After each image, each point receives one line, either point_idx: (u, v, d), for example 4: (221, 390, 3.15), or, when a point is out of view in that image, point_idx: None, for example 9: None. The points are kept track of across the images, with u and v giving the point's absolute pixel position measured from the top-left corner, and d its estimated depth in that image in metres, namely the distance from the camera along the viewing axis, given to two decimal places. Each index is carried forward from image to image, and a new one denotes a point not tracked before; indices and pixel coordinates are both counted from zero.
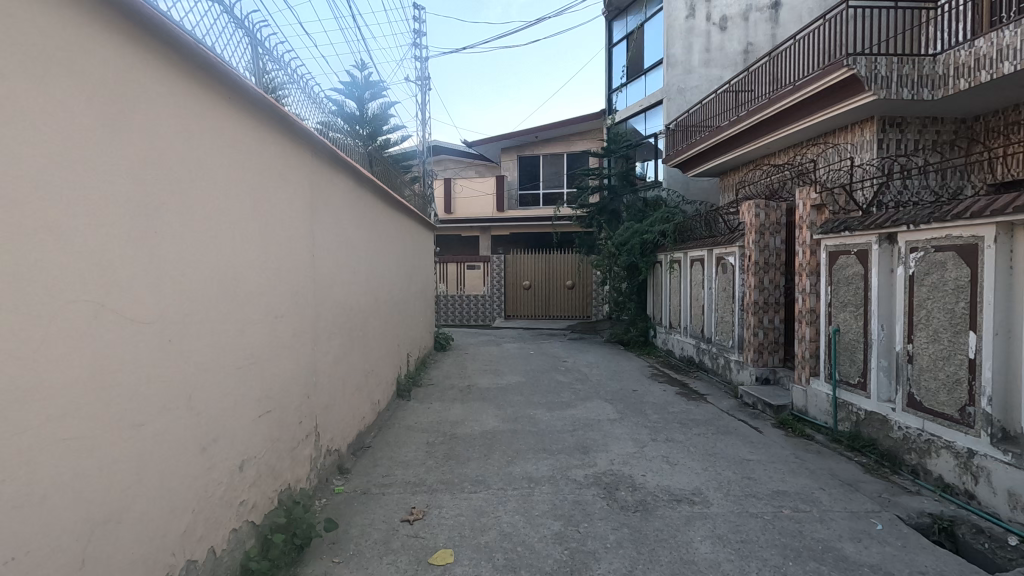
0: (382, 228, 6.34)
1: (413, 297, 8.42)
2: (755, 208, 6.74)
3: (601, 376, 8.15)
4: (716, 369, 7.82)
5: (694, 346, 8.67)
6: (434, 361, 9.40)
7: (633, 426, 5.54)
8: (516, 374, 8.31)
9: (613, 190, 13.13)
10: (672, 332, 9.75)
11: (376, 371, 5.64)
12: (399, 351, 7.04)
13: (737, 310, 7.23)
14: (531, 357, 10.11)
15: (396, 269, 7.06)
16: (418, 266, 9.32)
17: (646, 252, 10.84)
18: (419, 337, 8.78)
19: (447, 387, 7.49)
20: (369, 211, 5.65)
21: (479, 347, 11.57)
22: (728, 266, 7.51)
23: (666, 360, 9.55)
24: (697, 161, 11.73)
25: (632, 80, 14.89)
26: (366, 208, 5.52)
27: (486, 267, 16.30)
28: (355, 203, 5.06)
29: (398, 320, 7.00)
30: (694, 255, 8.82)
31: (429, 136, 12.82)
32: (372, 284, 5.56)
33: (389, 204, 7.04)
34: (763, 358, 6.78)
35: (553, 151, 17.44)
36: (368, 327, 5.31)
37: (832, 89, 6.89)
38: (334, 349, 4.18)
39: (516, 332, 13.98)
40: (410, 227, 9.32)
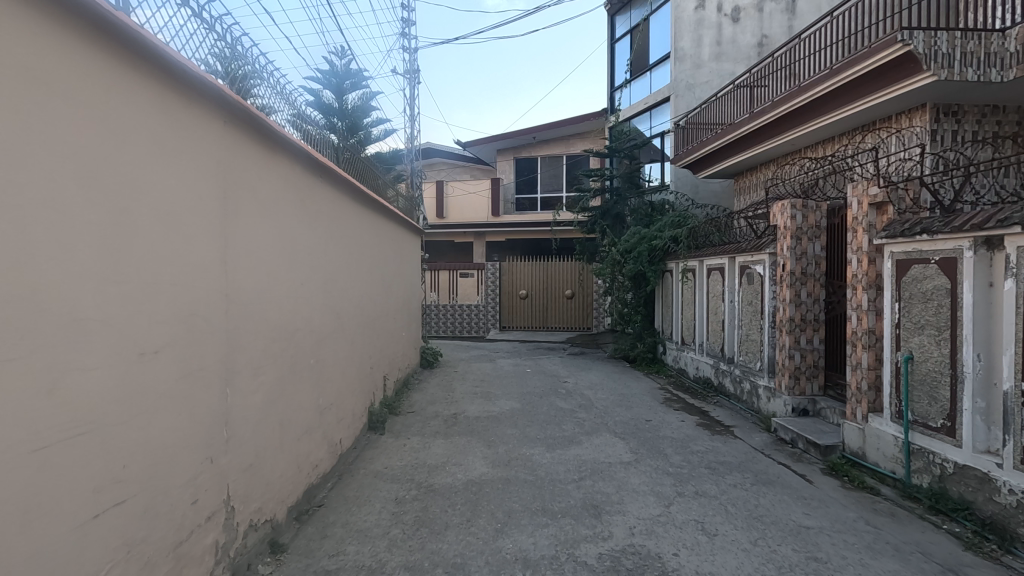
0: (351, 229, 5.30)
1: (393, 310, 7.42)
2: (790, 209, 5.76)
3: (607, 401, 7.12)
4: (740, 395, 6.82)
5: (712, 367, 7.67)
6: (418, 382, 8.36)
7: (652, 473, 4.51)
8: (511, 398, 7.28)
9: (616, 193, 12.15)
10: (684, 350, 8.75)
11: (337, 405, 4.60)
12: (373, 374, 6.02)
13: (766, 327, 6.24)
14: (527, 376, 9.08)
15: (369, 278, 6.03)
16: (401, 275, 8.32)
17: (654, 260, 9.85)
18: (401, 355, 7.76)
19: (429, 415, 6.46)
20: (332, 208, 4.60)
21: (471, 363, 10.55)
22: (755, 277, 6.52)
23: (678, 381, 8.53)
24: (711, 161, 10.77)
25: (636, 77, 13.99)
26: (327, 205, 4.47)
27: (480, 275, 15.31)
28: (309, 196, 4.01)
29: (371, 339, 5.96)
30: (711, 264, 7.84)
31: (417, 133, 11.82)
32: (333, 298, 4.53)
33: (363, 203, 6.02)
34: (800, 385, 5.77)
35: (551, 154, 16.52)
36: (325, 351, 4.27)
37: (878, 71, 5.90)
38: (267, 386, 3.14)
39: (511, 345, 12.96)
40: (393, 231, 8.31)
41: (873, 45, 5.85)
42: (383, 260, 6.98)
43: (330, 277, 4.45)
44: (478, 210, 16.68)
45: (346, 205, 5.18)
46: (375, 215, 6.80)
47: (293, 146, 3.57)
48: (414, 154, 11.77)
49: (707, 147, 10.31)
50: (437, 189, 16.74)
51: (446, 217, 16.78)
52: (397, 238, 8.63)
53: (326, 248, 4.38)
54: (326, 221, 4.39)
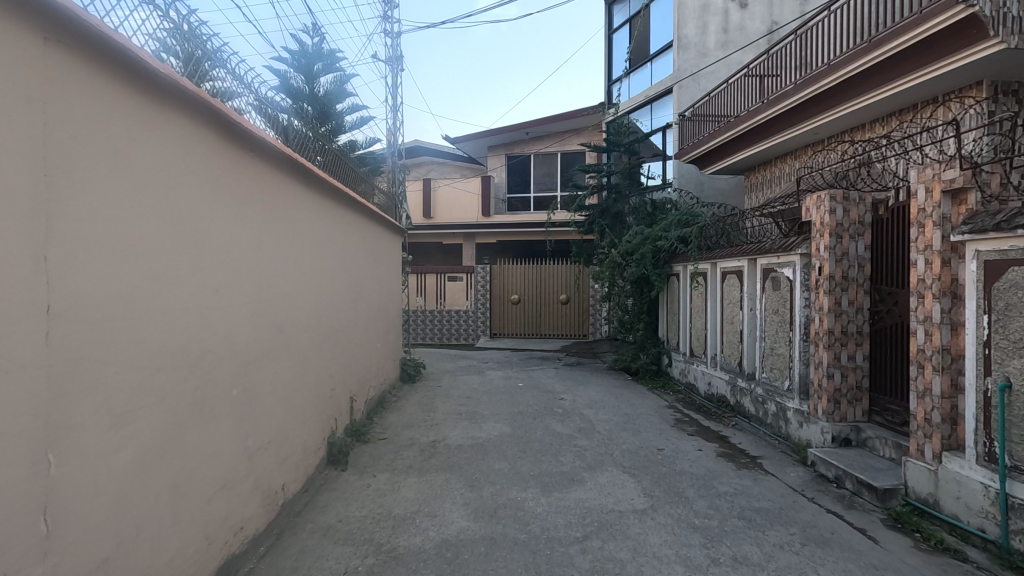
0: (301, 218, 4.30)
1: (365, 319, 6.48)
2: (830, 202, 4.88)
3: (610, 425, 6.20)
4: (764, 417, 5.93)
5: (729, 384, 6.80)
6: (395, 399, 7.41)
7: (674, 528, 3.60)
8: (499, 421, 6.35)
9: (616, 190, 11.18)
10: (695, 365, 7.87)
11: (277, 442, 3.64)
12: (336, 396, 5.07)
13: (797, 341, 5.37)
14: (520, 391, 8.17)
15: (331, 283, 5.09)
16: (376, 279, 7.37)
17: (659, 263, 8.97)
18: (374, 371, 6.80)
19: (404, 443, 5.51)
20: (266, 185, 3.56)
21: (457, 375, 9.61)
22: (782, 281, 5.64)
23: (687, 399, 7.65)
24: (723, 153, 9.93)
25: (635, 69, 13.14)
26: (258, 182, 3.43)
27: (469, 279, 14.39)
28: (226, 167, 2.97)
29: (331, 355, 5.00)
30: (726, 267, 6.98)
31: (399, 125, 10.90)
32: (271, 307, 3.58)
33: (324, 190, 5.04)
34: (841, 411, 4.88)
35: (545, 151, 15.66)
36: (257, 375, 3.32)
37: (933, 39, 5.16)
38: (143, 437, 2.19)
39: (501, 355, 12.04)
40: (368, 228, 7.36)
41: (928, 9, 5.10)
42: (352, 263, 6.06)
43: (266, 281, 3.49)
44: (467, 210, 15.73)
45: (294, 189, 4.17)
46: (342, 208, 5.85)
47: (186, 94, 2.50)
48: (396, 148, 10.86)
49: (723, 136, 9.48)
50: (424, 188, 15.78)
51: (434, 218, 15.80)
52: (374, 238, 7.71)
53: (260, 244, 3.42)
54: (256, 204, 3.38)
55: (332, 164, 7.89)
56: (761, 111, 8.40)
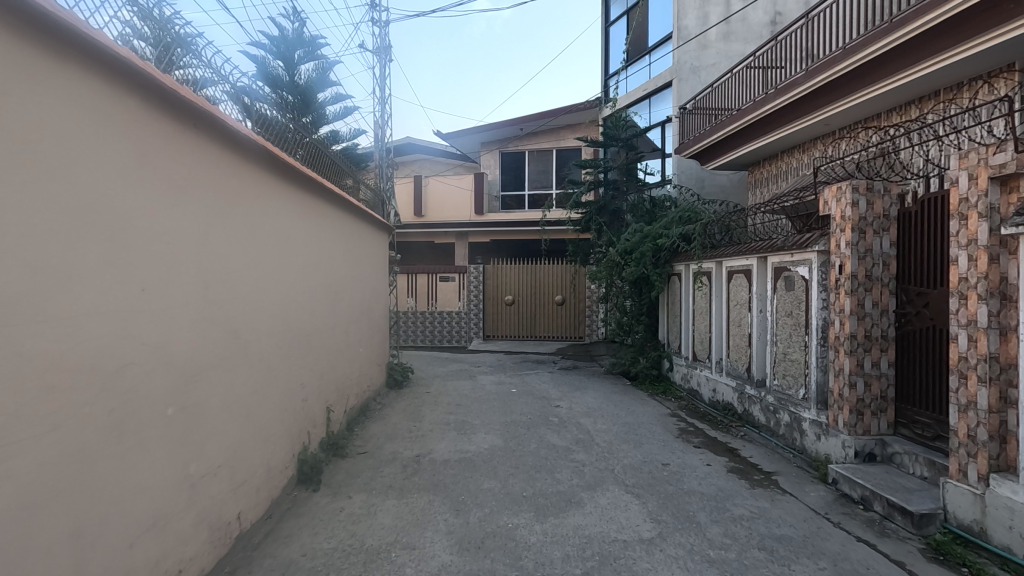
0: (260, 203, 3.75)
1: (345, 323, 6.00)
2: (852, 193, 4.45)
3: (610, 437, 5.74)
4: (776, 428, 5.50)
5: (736, 391, 6.37)
6: (380, 408, 6.93)
7: (686, 562, 3.15)
8: (490, 432, 5.88)
9: (614, 186, 10.74)
10: (699, 370, 7.44)
11: (231, 466, 3.16)
12: (309, 408, 4.59)
13: (814, 347, 4.94)
14: (512, 398, 7.71)
15: (303, 282, 4.61)
16: (358, 279, 6.89)
17: (659, 262, 8.54)
18: (355, 378, 6.31)
19: (385, 458, 5.03)
20: (208, 160, 2.99)
21: (447, 380, 9.14)
22: (797, 281, 5.21)
23: (690, 406, 7.21)
24: (728, 147, 9.48)
25: (632, 62, 12.69)
26: (196, 155, 2.86)
27: (462, 279, 13.92)
28: (144, 133, 2.40)
29: (303, 363, 4.52)
30: (732, 266, 6.55)
31: (387, 118, 10.44)
32: (222, 311, 3.09)
33: (294, 178, 4.52)
34: (865, 423, 4.45)
35: (540, 147, 15.24)
36: (201, 390, 2.84)
37: (961, 17, 5.19)
38: (20, 480, 1.70)
39: (495, 358, 11.58)
40: (350, 224, 6.88)
41: None
42: (329, 262, 5.59)
43: (213, 281, 3.01)
44: (460, 208, 15.26)
45: (250, 171, 3.63)
46: (319, 199, 5.33)
47: (58, 27, 1.88)
48: (384, 143, 10.38)
49: (728, 129, 9.03)
50: (415, 185, 15.28)
51: (425, 216, 15.33)
52: (357, 235, 7.22)
53: (204, 236, 2.93)
54: (195, 185, 2.84)
55: (313, 157, 7.40)
56: (771, 100, 7.96)
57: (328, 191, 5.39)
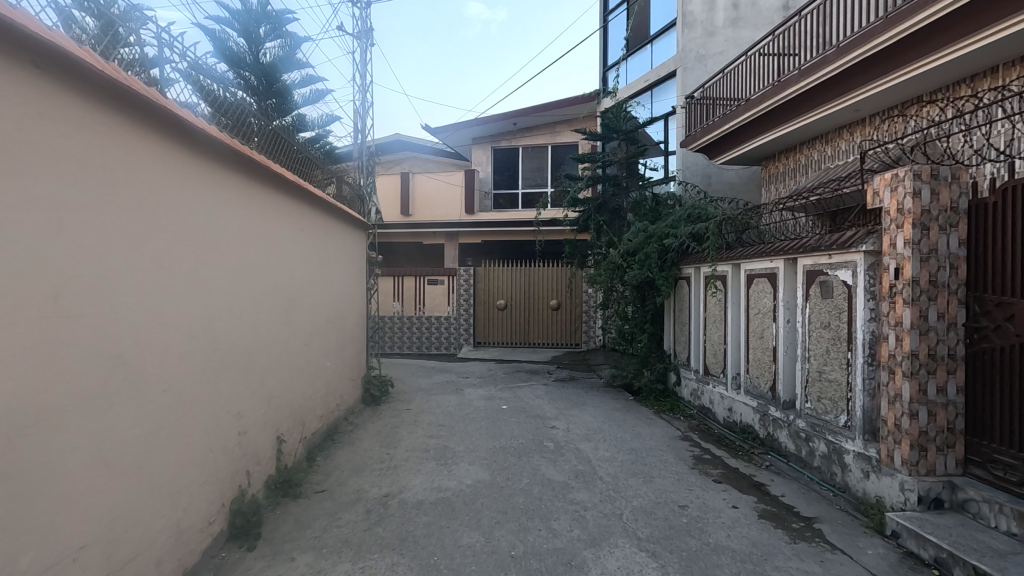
0: (164, 185, 2.86)
1: (306, 336, 5.14)
2: (914, 180, 3.67)
3: (614, 469, 4.91)
4: (809, 459, 4.70)
5: (758, 413, 5.57)
6: (351, 430, 6.08)
7: None
8: (474, 462, 5.04)
9: (615, 182, 9.84)
10: (712, 386, 6.65)
11: (109, 542, 2.31)
12: (249, 442, 3.73)
13: (859, 366, 4.15)
14: (503, 416, 6.89)
15: (243, 289, 3.77)
16: (326, 283, 6.03)
17: (665, 264, 7.74)
18: (319, 398, 5.45)
19: (346, 500, 4.17)
20: (46, 108, 2.07)
21: (431, 394, 8.28)
22: (837, 288, 4.42)
23: (703, 427, 6.42)
24: (740, 138, 8.64)
25: (633, 53, 11.97)
26: (18, 97, 1.94)
27: (451, 282, 13.05)
28: None
29: (241, 388, 3.67)
30: (753, 270, 5.76)
31: (368, 107, 9.62)
32: (88, 331, 2.24)
33: (226, 156, 3.62)
34: (928, 460, 3.65)
35: (534, 144, 14.49)
36: (40, 448, 1.98)
37: None
38: None
39: (485, 368, 10.75)
40: (318, 219, 5.97)
41: None
42: (286, 264, 4.72)
43: (69, 290, 2.15)
44: (449, 207, 14.30)
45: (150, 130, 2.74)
46: (270, 188, 4.43)
47: None
48: (365, 134, 9.54)
49: (741, 117, 8.16)
50: (402, 181, 14.28)
51: (413, 216, 14.34)
52: (328, 233, 6.37)
53: (51, 227, 2.07)
54: (25, 146, 1.97)
55: (275, 145, 6.51)
56: (791, 82, 7.03)
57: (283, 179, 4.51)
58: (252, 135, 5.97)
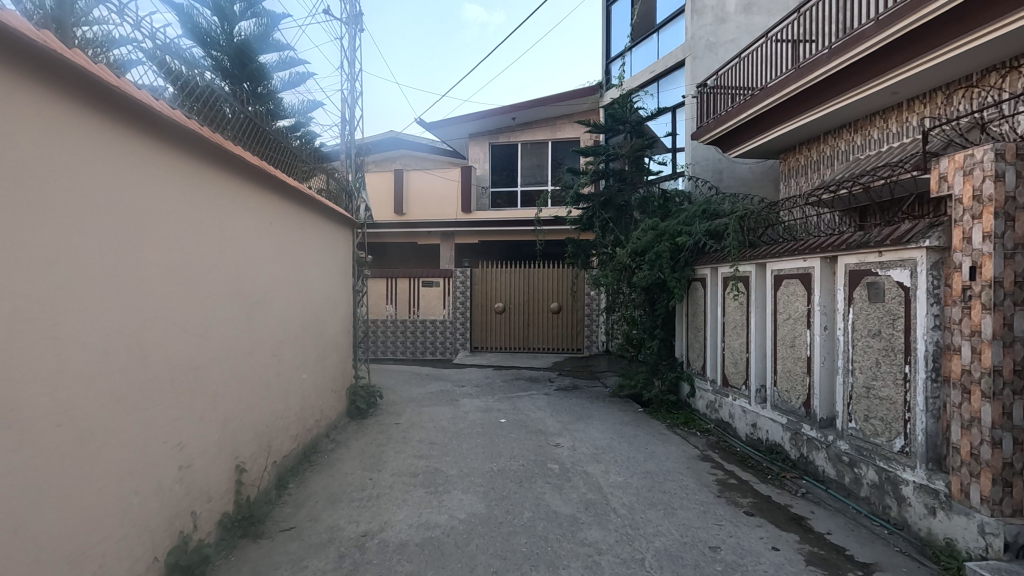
0: (44, 161, 2.11)
1: (277, 344, 4.49)
2: (997, 163, 3.06)
3: (630, 499, 4.28)
4: (854, 488, 4.09)
5: (789, 431, 4.96)
6: (332, 450, 5.44)
7: None
8: (469, 491, 4.40)
9: (621, 177, 9.13)
10: (733, 399, 6.03)
11: None
12: (195, 476, 3.09)
13: (920, 382, 3.53)
14: (502, 431, 6.26)
15: (188, 291, 3.12)
16: (305, 285, 5.37)
17: (678, 265, 7.12)
18: (293, 415, 4.80)
19: (316, 541, 3.51)
20: None
21: (423, 405, 7.65)
22: (889, 290, 3.81)
23: (722, 444, 5.79)
24: (758, 128, 7.97)
25: (638, 43, 11.35)
26: None
27: (447, 284, 12.41)
28: None
29: (185, 411, 3.02)
30: (782, 270, 5.13)
31: (358, 96, 8.97)
32: None
33: (159, 132, 2.93)
34: (1013, 498, 3.04)
35: (534, 140, 13.90)
36: None
37: None
38: None
39: (482, 375, 10.11)
40: (296, 213, 5.28)
41: None
42: (252, 263, 4.06)
43: None
44: (445, 205, 13.67)
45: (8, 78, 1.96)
46: (229, 175, 3.73)
47: None
48: (354, 126, 8.91)
49: (762, 104, 7.47)
50: (396, 179, 13.65)
51: (407, 214, 13.72)
52: (309, 229, 5.70)
53: None
54: None
55: (252, 133, 5.86)
56: (820, 63, 6.27)
57: (243, 165, 3.81)
58: (225, 122, 5.36)
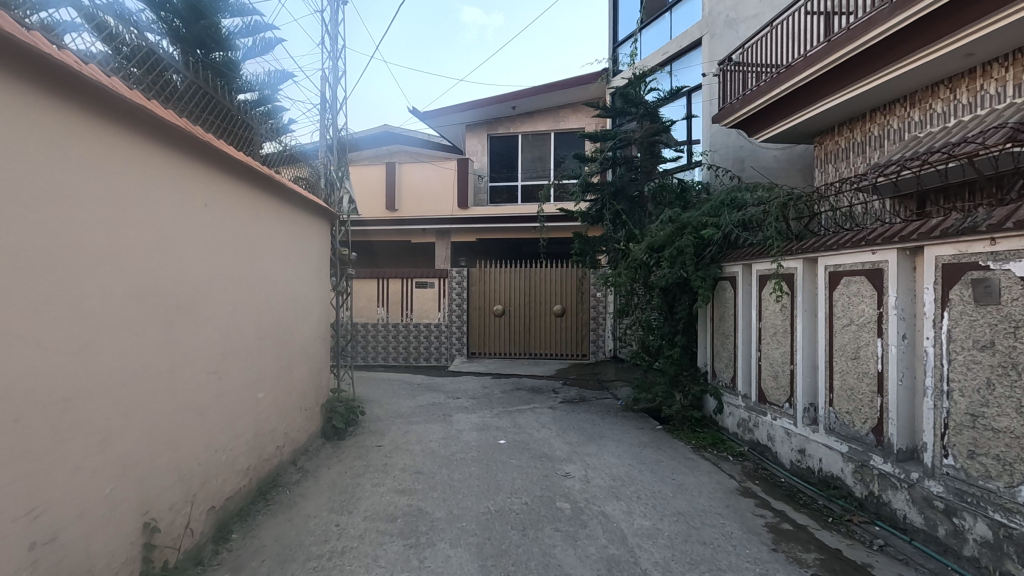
0: None
1: (219, 358, 3.56)
2: None
3: (664, 555, 3.37)
4: (955, 544, 3.19)
5: (852, 463, 4.06)
6: (295, 484, 4.51)
7: None
8: (458, 544, 3.47)
9: (632, 166, 8.31)
10: (773, 419, 5.13)
11: None
12: (60, 555, 2.17)
13: None
14: (501, 456, 5.34)
15: (51, 291, 2.19)
16: (265, 284, 4.44)
17: (703, 261, 6.21)
18: (241, 445, 3.87)
19: None
20: None
21: (411, 422, 6.72)
22: (1008, 289, 2.92)
23: (763, 473, 4.88)
24: (790, 107, 6.97)
25: (649, 23, 10.45)
26: None
27: (442, 285, 11.49)
28: None
29: (38, 464, 2.09)
30: (841, 265, 4.23)
31: (341, 75, 8.04)
32: None
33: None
34: None
35: (535, 131, 13.03)
36: None
37: None
38: None
39: (479, 385, 9.19)
40: (257, 196, 4.34)
41: None
42: (179, 256, 3.13)
43: None
44: (440, 201, 12.69)
45: None
46: (138, 139, 2.80)
47: None
48: (336, 110, 8.01)
49: (803, 75, 6.39)
50: (387, 172, 12.73)
51: (400, 210, 12.77)
52: (274, 218, 4.75)
53: None
54: None
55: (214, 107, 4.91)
56: (880, 19, 5.23)
57: (155, 121, 2.87)
58: (181, 97, 4.44)
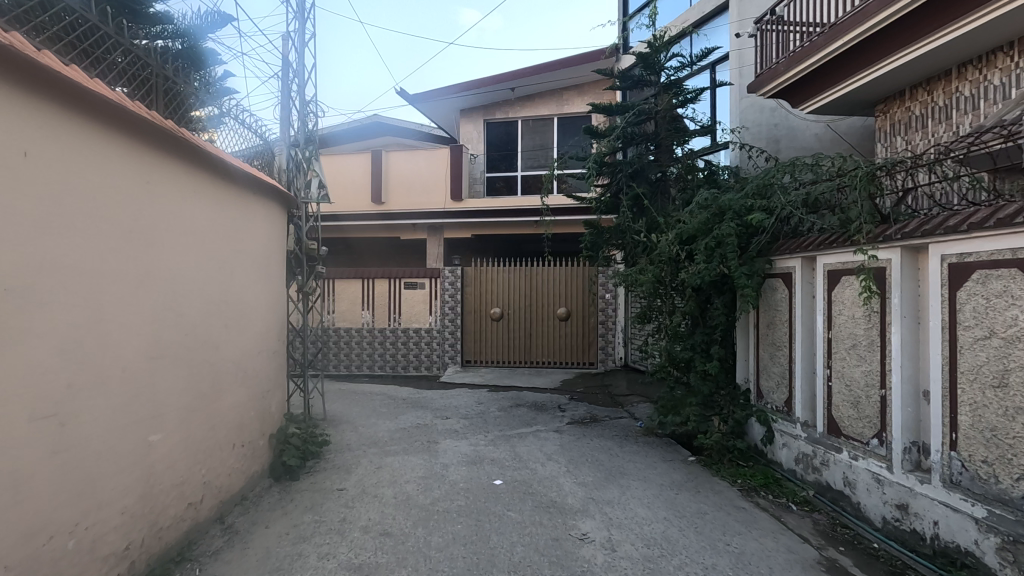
0: None
1: (60, 394, 2.34)
2: None
3: None
4: None
5: (993, 536, 2.84)
6: (211, 557, 3.27)
7: None
8: None
9: (652, 143, 7.10)
10: (850, 457, 3.93)
11: None
12: None
13: None
14: (495, 505, 4.11)
15: None
16: (170, 285, 3.18)
17: (750, 251, 4.98)
18: (113, 517, 2.65)
19: None
20: None
21: (388, 452, 5.48)
22: None
23: (846, 534, 3.65)
24: (846, 68, 5.60)
25: None
26: None
27: (433, 286, 10.27)
28: None
29: None
30: (972, 255, 3.02)
31: (309, 37, 6.79)
32: None
33: None
34: None
35: (536, 116, 11.84)
36: None
37: None
38: None
39: (473, 400, 7.95)
40: (154, 162, 3.07)
41: None
42: None
43: None
44: (432, 193, 11.44)
45: None
46: None
47: None
48: (303, 78, 6.77)
49: (883, 15, 4.86)
50: (373, 161, 11.48)
51: (387, 203, 11.52)
52: (192, 196, 3.47)
53: None
54: None
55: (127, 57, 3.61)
56: None
57: None
58: (76, 32, 3.25)
